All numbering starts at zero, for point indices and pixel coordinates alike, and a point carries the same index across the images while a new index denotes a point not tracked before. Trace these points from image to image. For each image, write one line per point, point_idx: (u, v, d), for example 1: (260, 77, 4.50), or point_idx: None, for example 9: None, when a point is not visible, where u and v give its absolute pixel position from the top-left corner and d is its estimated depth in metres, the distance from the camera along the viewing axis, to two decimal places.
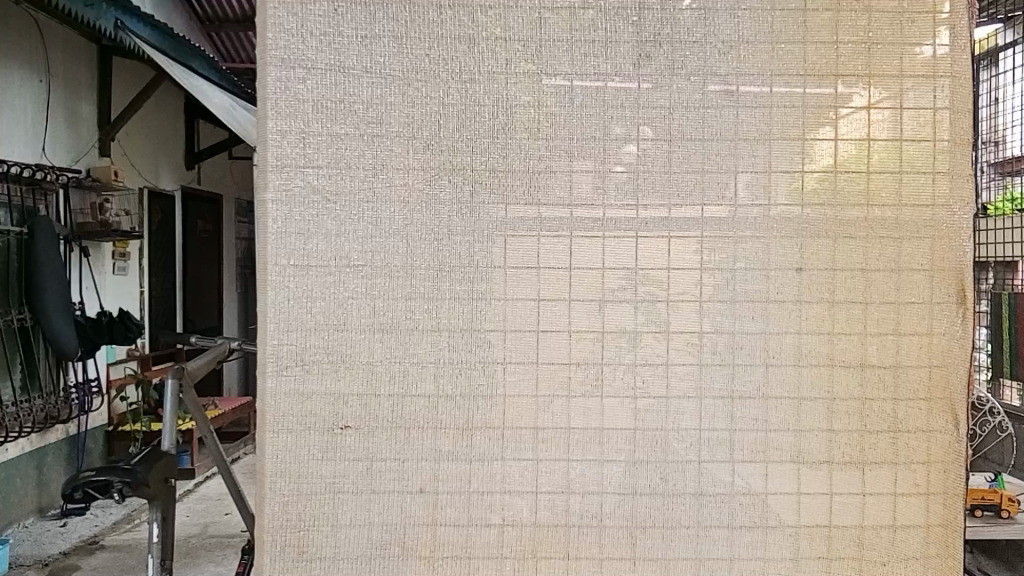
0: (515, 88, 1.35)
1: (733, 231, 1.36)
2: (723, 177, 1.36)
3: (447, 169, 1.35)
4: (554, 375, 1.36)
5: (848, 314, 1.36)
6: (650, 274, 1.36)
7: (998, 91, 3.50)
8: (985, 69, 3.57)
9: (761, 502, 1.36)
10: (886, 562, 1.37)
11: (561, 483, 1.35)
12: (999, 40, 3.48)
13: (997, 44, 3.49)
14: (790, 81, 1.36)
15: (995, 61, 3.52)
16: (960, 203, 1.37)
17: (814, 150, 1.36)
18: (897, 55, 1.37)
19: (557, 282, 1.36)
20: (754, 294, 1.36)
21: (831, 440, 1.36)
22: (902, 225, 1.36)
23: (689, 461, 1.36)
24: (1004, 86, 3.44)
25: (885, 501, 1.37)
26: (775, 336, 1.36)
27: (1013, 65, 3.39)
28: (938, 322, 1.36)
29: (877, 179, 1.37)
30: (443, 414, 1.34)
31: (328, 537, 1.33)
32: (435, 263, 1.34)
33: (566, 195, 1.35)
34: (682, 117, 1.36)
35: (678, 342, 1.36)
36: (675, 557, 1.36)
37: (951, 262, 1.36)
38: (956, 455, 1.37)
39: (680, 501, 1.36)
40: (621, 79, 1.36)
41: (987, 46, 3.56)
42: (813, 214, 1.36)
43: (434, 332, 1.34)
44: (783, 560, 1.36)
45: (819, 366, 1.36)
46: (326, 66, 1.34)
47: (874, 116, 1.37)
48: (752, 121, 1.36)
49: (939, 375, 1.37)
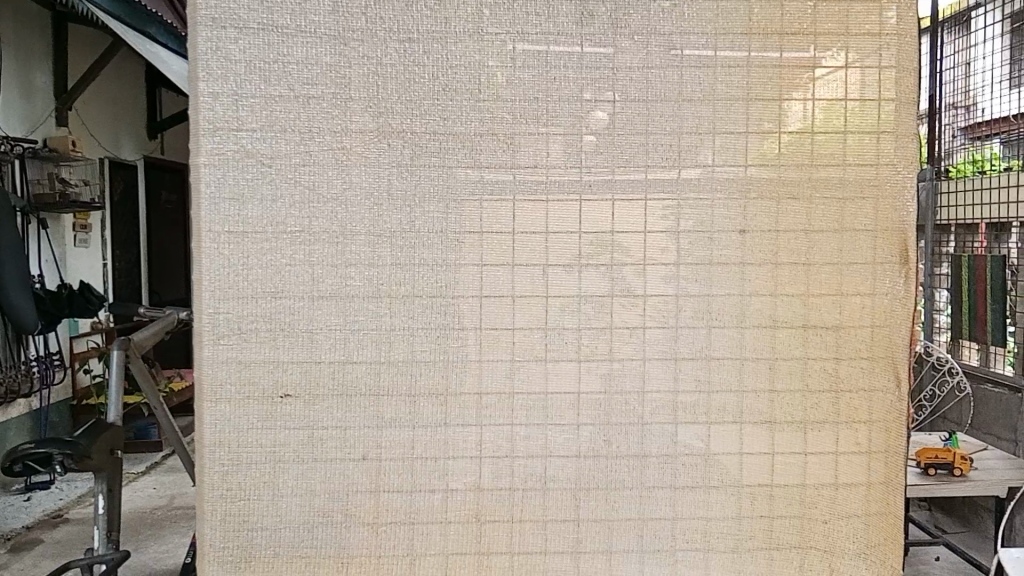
0: (455, 48, 1.32)
1: (677, 193, 1.35)
2: (667, 140, 1.34)
3: (386, 130, 1.31)
4: (499, 340, 1.34)
5: (791, 275, 1.36)
6: (594, 237, 1.35)
7: (968, 51, 3.55)
8: (957, 30, 3.62)
9: (703, 462, 1.36)
10: (827, 520, 1.38)
11: (503, 447, 1.35)
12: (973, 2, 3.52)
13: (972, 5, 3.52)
14: (734, 41, 1.33)
15: (967, 22, 3.56)
16: (904, 163, 1.36)
17: (758, 111, 1.34)
18: (842, 13, 1.35)
19: (500, 247, 1.34)
20: (697, 257, 1.35)
21: (772, 401, 1.36)
22: (846, 185, 1.35)
23: (633, 423, 1.36)
24: (974, 47, 3.49)
25: (826, 460, 1.38)
26: (717, 299, 1.35)
27: (983, 27, 3.44)
28: (881, 282, 1.36)
29: (822, 139, 1.36)
30: (384, 381, 1.33)
31: (270, 507, 1.32)
32: (374, 228, 1.32)
33: (508, 157, 1.33)
34: (625, 78, 1.34)
35: (622, 307, 1.35)
36: (617, 518, 1.36)
37: (894, 223, 1.36)
38: (897, 414, 1.38)
39: (622, 463, 1.36)
40: (563, 40, 1.33)
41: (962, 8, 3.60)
42: (757, 175, 1.35)
43: (374, 300, 1.32)
44: (726, 519, 1.37)
45: (762, 327, 1.36)
46: (259, 26, 1.30)
47: (819, 76, 1.35)
48: (695, 82, 1.34)
49: (882, 335, 1.37)
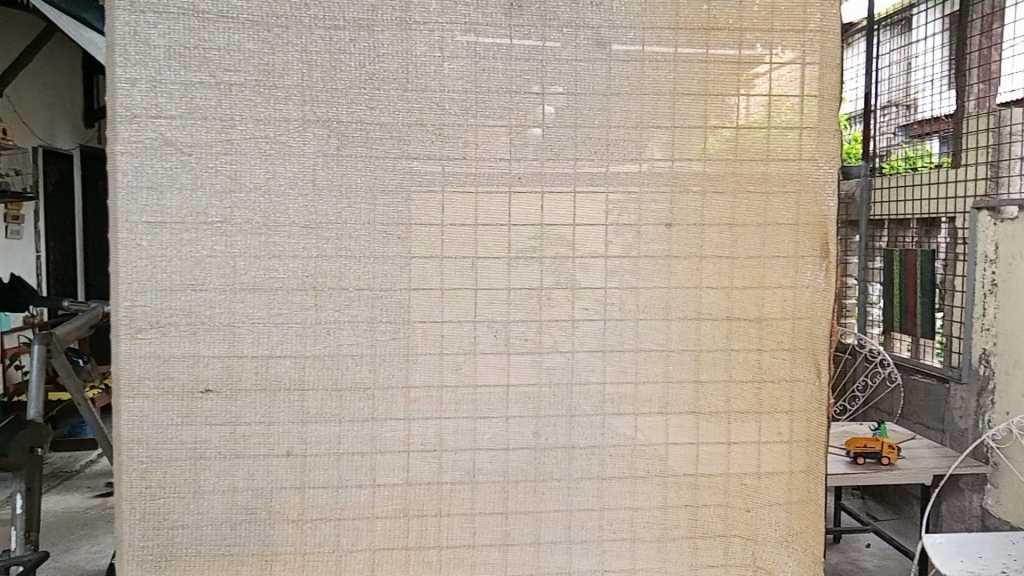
0: (382, 38, 1.30)
1: (604, 186, 1.35)
2: (596, 133, 1.35)
3: (311, 119, 1.29)
4: (427, 333, 1.33)
5: (716, 268, 1.38)
6: (523, 230, 1.35)
7: (912, 48, 3.66)
8: (901, 32, 3.74)
9: (630, 453, 1.38)
10: (750, 509, 1.41)
11: (432, 441, 1.34)
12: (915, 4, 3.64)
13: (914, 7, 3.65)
14: (661, 36, 1.35)
15: (910, 23, 3.68)
16: (825, 158, 1.39)
17: (685, 106, 1.36)
18: (767, 9, 1.37)
19: (428, 239, 1.33)
20: (624, 250, 1.36)
21: (697, 392, 1.38)
22: (769, 180, 1.38)
23: (561, 416, 1.36)
24: (916, 48, 3.62)
25: (750, 450, 1.40)
26: (644, 292, 1.37)
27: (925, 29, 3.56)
28: (802, 275, 1.39)
29: (748, 134, 1.38)
30: (309, 375, 1.31)
31: (191, 504, 1.30)
32: (299, 219, 1.30)
33: (437, 148, 1.32)
34: (554, 71, 1.34)
35: (550, 300, 1.36)
36: (545, 510, 1.37)
37: (815, 217, 1.39)
38: (818, 404, 1.41)
39: (551, 454, 1.36)
40: (492, 32, 1.32)
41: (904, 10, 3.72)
42: (684, 169, 1.36)
43: (298, 292, 1.30)
44: (652, 509, 1.39)
45: (687, 320, 1.37)
46: (179, 10, 1.27)
47: (744, 71, 1.37)
48: (623, 76, 1.35)
49: (803, 327, 1.40)
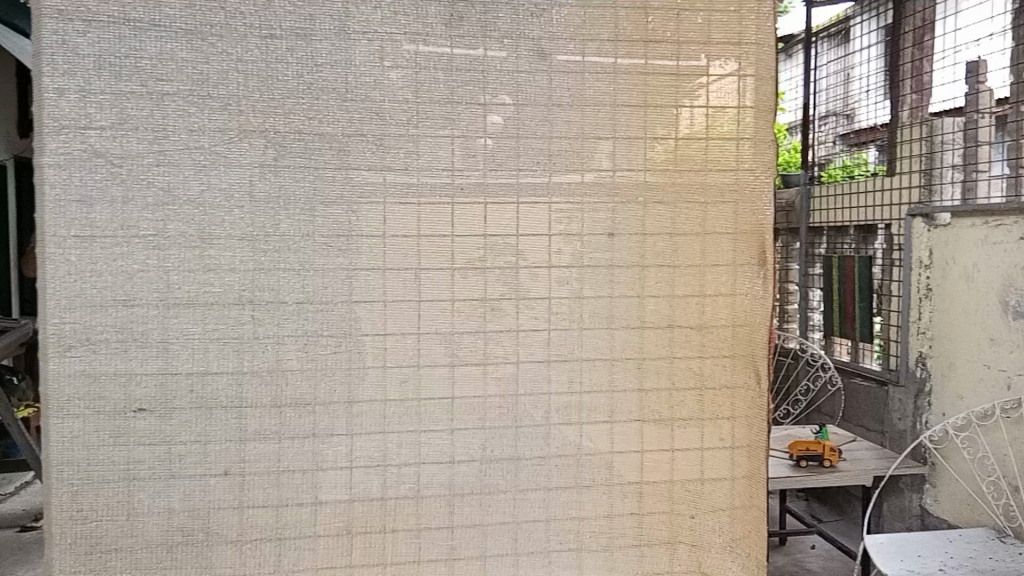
0: (321, 47, 1.29)
1: (547, 197, 1.36)
2: (538, 143, 1.35)
3: (247, 130, 1.27)
4: (370, 346, 1.32)
5: (657, 277, 1.39)
6: (466, 241, 1.34)
7: (850, 60, 3.77)
8: (839, 44, 3.86)
9: (576, 462, 1.38)
10: (694, 515, 1.42)
11: (375, 457, 1.32)
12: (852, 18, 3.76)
13: (852, 21, 3.76)
14: (601, 47, 1.36)
15: (847, 36, 3.80)
16: (761, 168, 1.42)
17: (625, 116, 1.37)
18: (704, 22, 1.40)
19: (371, 251, 1.31)
20: (566, 260, 1.36)
21: (641, 400, 1.39)
22: (708, 190, 1.40)
23: (506, 427, 1.36)
24: (854, 60, 3.73)
25: (693, 456, 1.42)
26: (588, 301, 1.37)
27: (862, 42, 3.68)
28: (741, 283, 1.41)
29: (687, 144, 1.40)
30: (248, 392, 1.28)
31: (125, 527, 1.26)
32: (236, 231, 1.27)
33: (378, 159, 1.31)
34: (495, 82, 1.34)
35: (493, 311, 1.35)
36: (491, 522, 1.36)
37: (753, 225, 1.41)
38: (758, 409, 1.44)
39: (497, 466, 1.36)
40: (433, 42, 1.32)
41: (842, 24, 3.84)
42: (625, 179, 1.37)
43: (236, 307, 1.28)
44: (598, 518, 1.39)
45: (630, 329, 1.38)
46: (109, 18, 1.24)
47: (682, 83, 1.39)
48: (564, 87, 1.35)
49: (743, 334, 1.42)
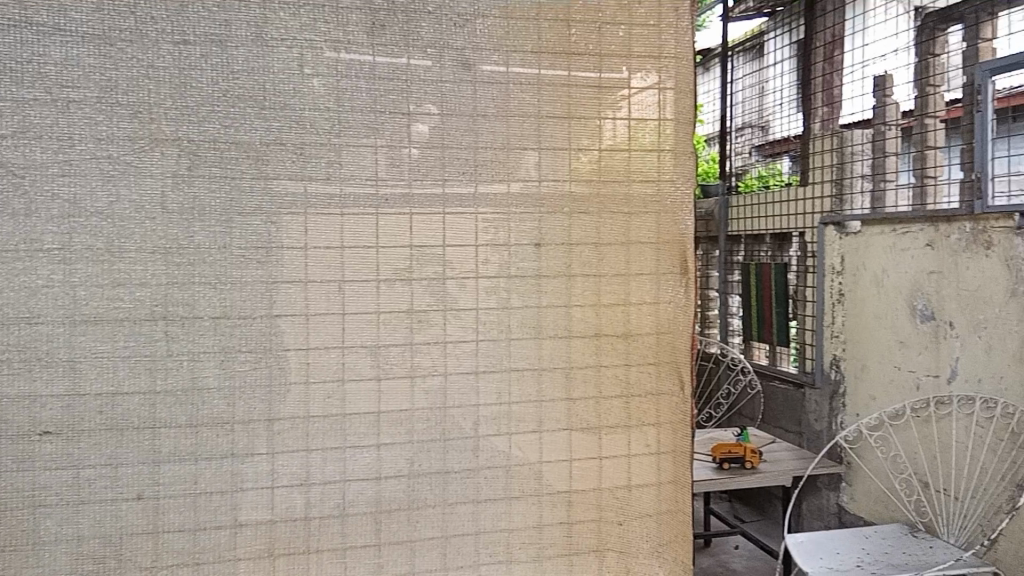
0: (237, 53, 1.25)
1: (473, 207, 1.35)
2: (463, 154, 1.34)
3: (159, 139, 1.22)
4: (292, 361, 1.28)
5: (583, 286, 1.40)
6: (390, 252, 1.32)
7: (765, 73, 3.91)
8: (753, 59, 4.00)
9: (505, 473, 1.37)
10: (622, 522, 1.43)
11: (298, 476, 1.29)
12: (765, 34, 3.91)
13: (765, 36, 3.91)
14: (525, 59, 1.36)
15: (761, 51, 3.94)
16: (682, 179, 1.45)
17: (549, 127, 1.38)
18: (625, 35, 1.42)
19: (292, 263, 1.28)
20: (493, 270, 1.36)
21: (569, 409, 1.40)
22: (631, 200, 1.42)
23: (434, 441, 1.34)
24: (767, 74, 3.88)
25: (620, 463, 1.43)
26: (515, 312, 1.37)
27: (775, 57, 3.83)
28: (665, 291, 1.44)
29: (611, 156, 1.41)
30: (161, 412, 1.23)
31: (30, 557, 1.20)
32: (149, 244, 1.22)
33: (298, 169, 1.28)
34: (419, 91, 1.32)
35: (419, 324, 1.33)
36: (419, 538, 1.34)
37: (676, 235, 1.44)
38: (682, 415, 1.46)
39: (424, 480, 1.34)
40: (355, 50, 1.29)
41: (755, 39, 3.98)
42: (550, 189, 1.38)
43: (148, 323, 1.23)
44: (527, 529, 1.39)
45: (557, 338, 1.39)
46: (10, 21, 1.17)
47: (605, 95, 1.41)
48: (488, 98, 1.35)
49: (667, 341, 1.45)
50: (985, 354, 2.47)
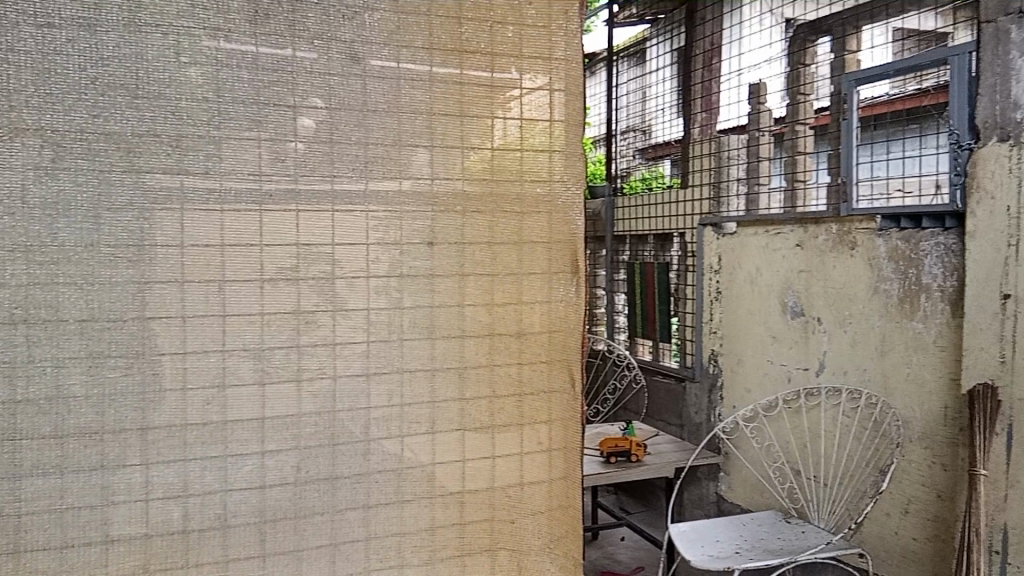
0: (107, 37, 1.17)
1: (364, 205, 1.32)
2: (352, 150, 1.31)
3: (19, 128, 1.13)
4: (168, 366, 1.21)
5: (476, 286, 1.39)
6: (274, 251, 1.27)
7: (648, 79, 4.01)
8: (635, 64, 4.14)
9: (396, 477, 1.35)
10: (514, 520, 1.44)
11: (176, 486, 1.22)
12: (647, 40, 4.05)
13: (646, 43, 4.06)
14: (416, 54, 1.34)
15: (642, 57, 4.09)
16: (573, 180, 1.47)
17: (440, 126, 1.36)
18: (516, 36, 1.42)
19: (168, 262, 1.21)
20: (384, 270, 1.33)
21: (462, 409, 1.39)
22: (523, 200, 1.43)
23: (322, 446, 1.30)
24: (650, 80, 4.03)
25: (513, 462, 1.43)
26: (408, 311, 1.35)
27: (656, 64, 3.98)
28: (556, 290, 1.46)
29: (502, 155, 1.41)
30: (22, 422, 1.14)
31: None
32: (7, 242, 1.13)
33: (174, 162, 1.20)
34: (305, 84, 1.28)
35: (306, 325, 1.29)
36: (307, 546, 1.30)
37: (566, 235, 1.46)
38: (573, 412, 1.48)
39: (312, 487, 1.30)
40: (237, 39, 1.24)
41: (637, 45, 4.12)
42: (443, 188, 1.36)
43: (6, 326, 1.13)
44: (419, 532, 1.37)
45: (450, 338, 1.38)
46: None
47: (497, 95, 1.41)
48: (379, 93, 1.32)
49: (558, 340, 1.47)
50: (850, 346, 2.65)
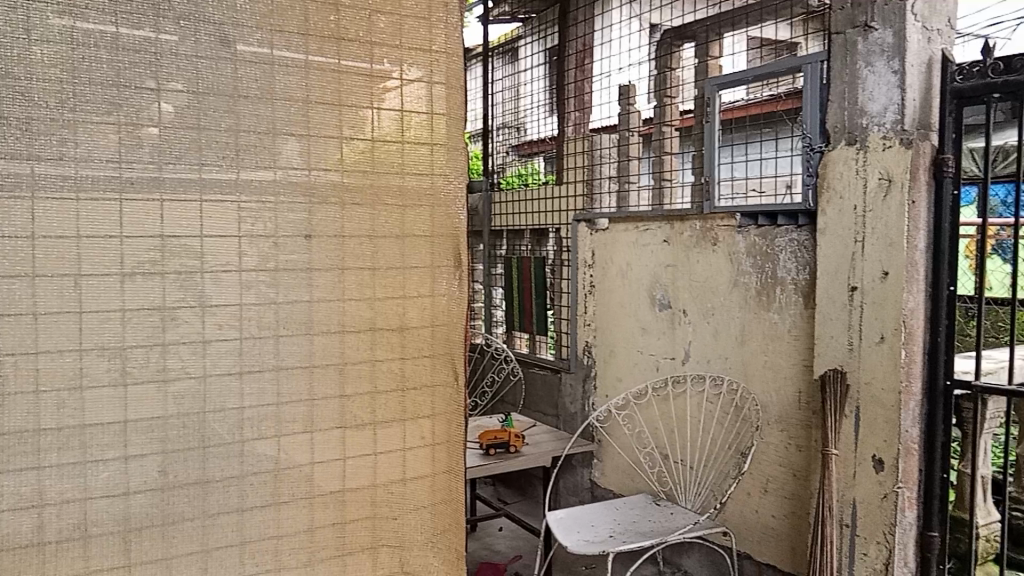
0: None
1: (237, 195, 1.26)
2: (224, 137, 1.25)
3: None
4: (15, 368, 1.12)
5: (357, 281, 1.37)
6: (136, 243, 1.19)
7: (519, 78, 4.13)
8: (505, 59, 4.21)
9: (274, 478, 1.30)
10: (397, 516, 1.43)
11: (28, 496, 1.13)
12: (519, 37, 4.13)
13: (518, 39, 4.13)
14: (291, 41, 1.30)
15: (514, 53, 4.16)
16: (454, 173, 1.47)
17: (317, 115, 1.32)
18: (396, 27, 1.40)
19: (16, 255, 1.12)
20: (260, 262, 1.28)
21: (343, 406, 1.36)
22: (405, 192, 1.41)
23: (192, 448, 1.24)
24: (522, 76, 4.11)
25: (396, 458, 1.42)
26: (284, 307, 1.30)
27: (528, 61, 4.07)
28: (438, 284, 1.46)
29: (381, 147, 1.39)
30: None
31: None
32: None
33: (22, 147, 1.11)
34: (171, 67, 1.21)
35: (174, 321, 1.22)
36: (177, 553, 1.23)
37: (448, 229, 1.47)
38: (456, 406, 1.49)
39: (182, 492, 1.23)
40: (94, 18, 1.15)
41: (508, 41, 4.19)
42: (321, 179, 1.33)
43: None
44: (298, 534, 1.33)
45: (331, 334, 1.34)
46: None
47: (377, 85, 1.39)
48: (251, 79, 1.27)
49: (441, 334, 1.47)
50: (713, 336, 2.80)
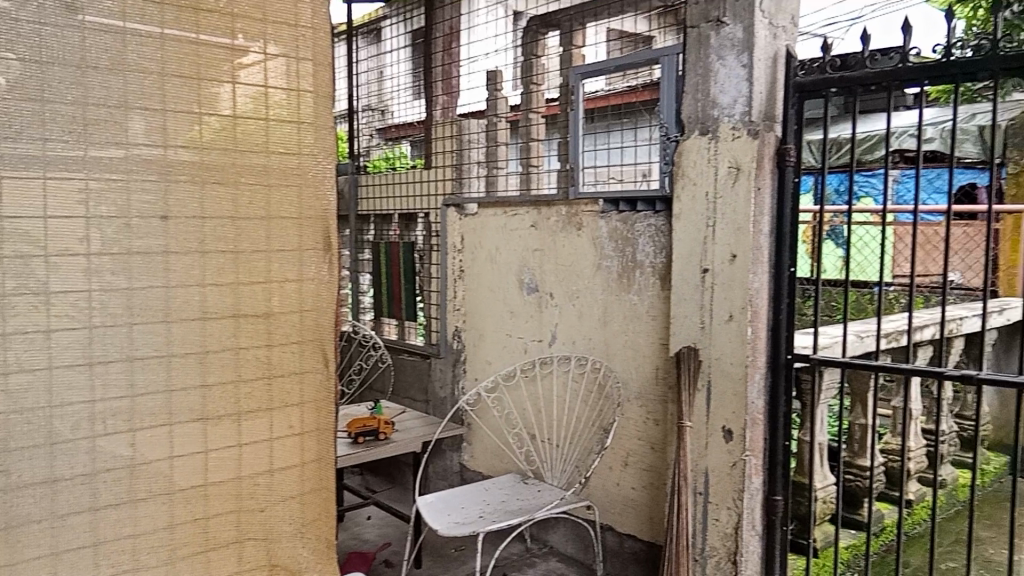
0: None
1: (84, 172, 1.18)
2: (70, 111, 1.16)
3: None
4: None
5: (218, 265, 1.31)
6: None
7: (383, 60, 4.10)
8: (367, 40, 4.17)
9: (129, 475, 1.23)
10: (264, 509, 1.38)
11: None
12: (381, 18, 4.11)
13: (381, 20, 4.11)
14: (145, 11, 1.22)
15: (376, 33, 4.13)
16: (322, 153, 1.44)
17: (174, 89, 1.25)
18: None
19: None
20: (111, 245, 1.20)
21: (204, 396, 1.30)
22: (270, 172, 1.37)
23: (37, 445, 1.15)
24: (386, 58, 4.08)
25: (262, 448, 1.37)
26: (138, 293, 1.23)
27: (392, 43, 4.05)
28: (306, 268, 1.42)
29: (243, 125, 1.33)
30: None
31: None
32: None
33: None
34: (9, 33, 1.11)
35: (15, 309, 1.13)
36: (21, 558, 1.14)
37: (317, 211, 1.43)
38: (326, 392, 1.46)
39: (25, 493, 1.14)
40: None
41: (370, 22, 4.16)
42: (179, 157, 1.26)
43: None
44: (157, 532, 1.26)
45: (190, 321, 1.28)
46: None
47: (238, 60, 1.33)
48: (100, 48, 1.18)
49: (309, 319, 1.43)
50: (577, 318, 2.89)
